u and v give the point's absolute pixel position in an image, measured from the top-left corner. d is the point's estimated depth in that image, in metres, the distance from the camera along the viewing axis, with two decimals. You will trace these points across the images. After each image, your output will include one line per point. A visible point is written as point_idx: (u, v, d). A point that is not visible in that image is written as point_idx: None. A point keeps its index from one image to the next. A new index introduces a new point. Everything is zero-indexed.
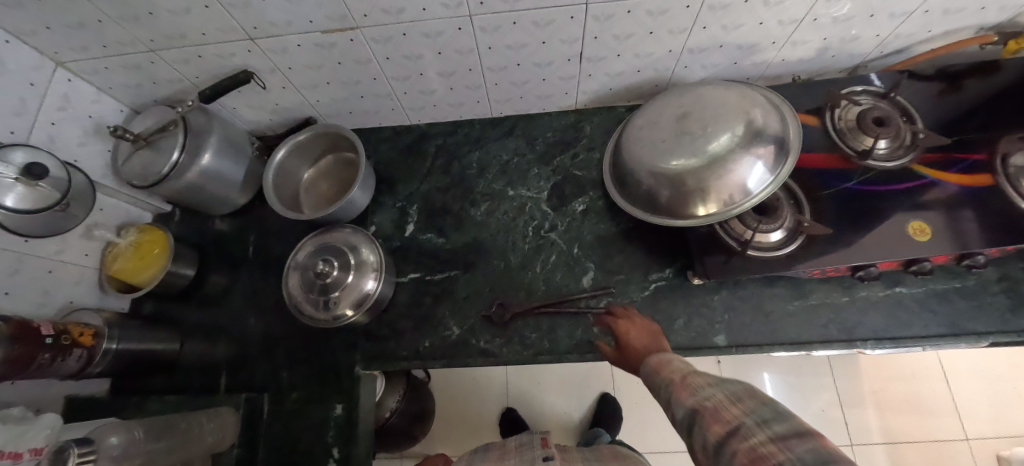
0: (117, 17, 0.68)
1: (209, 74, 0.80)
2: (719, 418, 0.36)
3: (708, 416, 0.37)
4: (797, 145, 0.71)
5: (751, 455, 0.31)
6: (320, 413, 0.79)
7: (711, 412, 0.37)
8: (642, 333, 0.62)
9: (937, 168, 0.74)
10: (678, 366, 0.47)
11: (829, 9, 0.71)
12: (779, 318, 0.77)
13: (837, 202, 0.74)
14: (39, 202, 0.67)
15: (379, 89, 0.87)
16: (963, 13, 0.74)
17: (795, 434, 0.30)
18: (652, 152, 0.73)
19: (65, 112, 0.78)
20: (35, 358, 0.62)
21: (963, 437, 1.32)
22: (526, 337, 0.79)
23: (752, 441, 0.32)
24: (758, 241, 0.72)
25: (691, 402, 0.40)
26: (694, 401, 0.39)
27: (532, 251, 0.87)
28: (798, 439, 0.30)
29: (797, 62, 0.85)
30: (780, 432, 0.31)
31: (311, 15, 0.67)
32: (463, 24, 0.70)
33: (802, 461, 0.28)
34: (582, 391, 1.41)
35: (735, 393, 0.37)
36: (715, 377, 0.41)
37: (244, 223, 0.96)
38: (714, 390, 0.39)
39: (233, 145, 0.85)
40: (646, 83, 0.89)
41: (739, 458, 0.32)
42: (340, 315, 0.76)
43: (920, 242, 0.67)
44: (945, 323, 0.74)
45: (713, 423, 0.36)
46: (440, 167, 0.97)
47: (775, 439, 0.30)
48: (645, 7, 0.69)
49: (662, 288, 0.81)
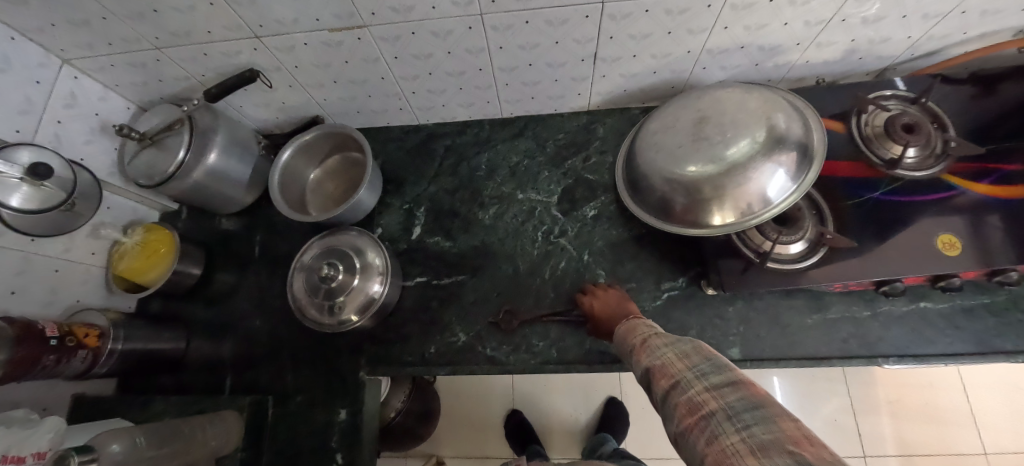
0: (121, 15, 0.66)
1: (214, 72, 0.79)
2: (668, 375, 0.42)
3: (659, 370, 0.43)
4: (821, 153, 0.68)
5: (689, 404, 0.37)
6: (325, 418, 0.78)
7: (660, 369, 0.43)
8: (611, 301, 0.70)
9: (969, 178, 0.70)
10: (643, 330, 0.53)
11: (859, 9, 0.67)
12: (797, 331, 0.74)
13: (861, 213, 0.71)
14: (44, 201, 0.66)
15: (387, 88, 0.85)
16: (1002, 15, 0.69)
17: (726, 385, 0.36)
18: (668, 157, 0.70)
19: (71, 110, 0.77)
20: (39, 360, 0.62)
21: (981, 451, 1.29)
22: (534, 345, 0.78)
23: (690, 392, 0.38)
24: (777, 252, 0.69)
25: (647, 358, 0.47)
26: (650, 361, 0.46)
27: (541, 256, 0.85)
28: (730, 388, 0.36)
29: (821, 64, 0.81)
30: (713, 384, 0.37)
31: (317, 13, 0.65)
32: (474, 23, 0.68)
33: (731, 407, 0.33)
34: (589, 394, 1.39)
35: (684, 350, 0.43)
36: (670, 338, 0.47)
37: (251, 223, 0.95)
38: (666, 350, 0.45)
39: (239, 144, 0.84)
40: (662, 84, 0.86)
41: (681, 408, 0.38)
42: (345, 320, 0.75)
43: (949, 257, 0.63)
44: (972, 340, 0.71)
45: (660, 378, 0.43)
46: (449, 168, 0.95)
47: (709, 389, 0.36)
48: (664, 7, 0.66)
49: (675, 298, 0.78)
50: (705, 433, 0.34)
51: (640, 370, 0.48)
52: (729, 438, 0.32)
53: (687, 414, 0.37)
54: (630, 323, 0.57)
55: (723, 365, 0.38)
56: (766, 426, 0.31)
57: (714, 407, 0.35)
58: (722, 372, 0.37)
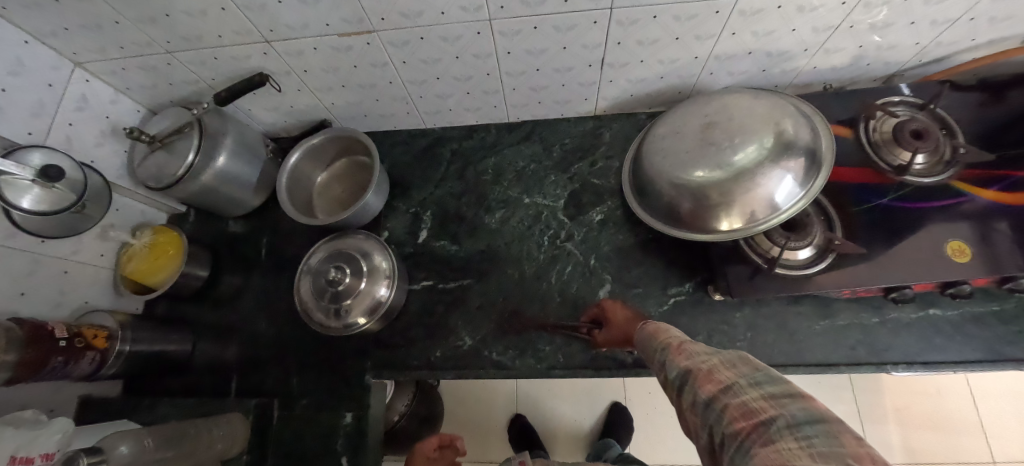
0: (134, 19, 0.67)
1: (224, 76, 0.79)
2: (714, 378, 0.36)
3: (700, 372, 0.38)
4: (829, 159, 0.68)
5: (742, 409, 0.32)
6: (330, 421, 0.78)
7: (703, 371, 0.38)
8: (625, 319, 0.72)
9: (980, 185, 0.70)
10: (671, 333, 0.48)
11: (868, 16, 0.67)
12: (805, 338, 0.74)
13: (870, 219, 0.70)
14: (55, 203, 0.67)
15: (395, 93, 0.85)
16: (1011, 21, 0.69)
17: (788, 395, 0.31)
18: (675, 162, 0.70)
19: (82, 112, 0.78)
20: (48, 361, 0.62)
21: (990, 460, 1.27)
22: (540, 350, 0.78)
23: (743, 397, 0.33)
24: (785, 257, 0.69)
25: (684, 359, 0.41)
26: (686, 361, 0.41)
27: (547, 260, 0.85)
28: (791, 399, 0.31)
29: (829, 70, 0.81)
30: (773, 393, 0.32)
31: (328, 18, 0.66)
32: (482, 28, 0.68)
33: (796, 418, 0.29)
34: (593, 400, 1.39)
35: (730, 357, 0.38)
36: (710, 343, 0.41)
37: (258, 225, 0.96)
38: (710, 354, 0.40)
39: (247, 147, 0.85)
40: (669, 90, 0.86)
41: (731, 413, 0.33)
42: (352, 323, 0.75)
43: (959, 264, 0.63)
44: (983, 348, 0.70)
45: (703, 381, 0.37)
46: (455, 172, 0.95)
47: (768, 397, 0.31)
48: (673, 12, 0.66)
49: (682, 303, 0.78)
50: (764, 440, 0.29)
51: (674, 372, 0.42)
52: (795, 450, 0.27)
53: (737, 418, 0.32)
54: (657, 329, 0.52)
55: (782, 375, 0.33)
56: (828, 438, 0.27)
57: (773, 415, 0.30)
58: (783, 382, 0.32)
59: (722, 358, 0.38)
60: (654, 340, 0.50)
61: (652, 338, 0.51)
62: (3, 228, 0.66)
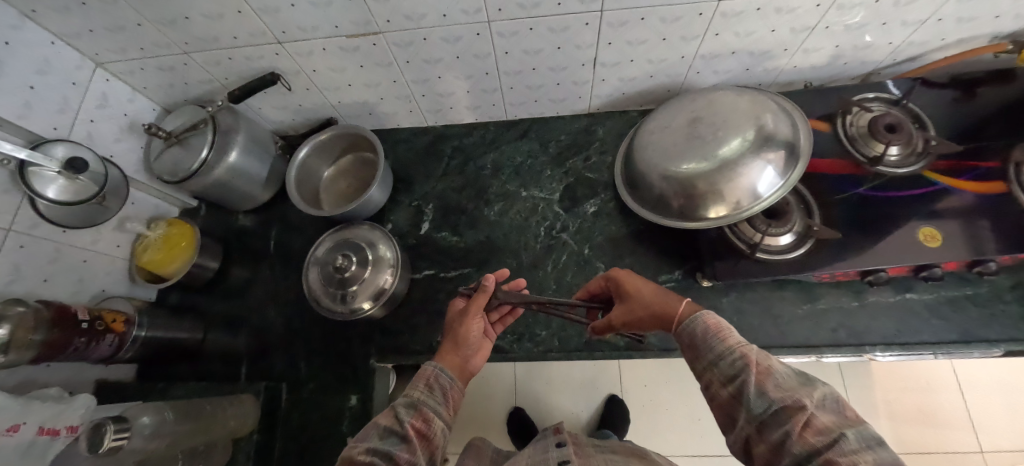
0: (155, 21, 0.72)
1: (237, 75, 0.84)
2: (815, 428, 0.36)
3: (792, 411, 0.37)
4: (808, 151, 0.72)
5: None
6: (336, 403, 0.82)
7: (800, 412, 0.37)
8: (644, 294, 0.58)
9: (949, 175, 0.75)
10: (741, 344, 0.44)
11: (841, 17, 0.72)
12: (788, 321, 0.78)
13: (847, 207, 0.75)
14: (78, 194, 0.71)
15: (399, 92, 0.90)
16: (977, 22, 0.74)
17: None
18: (664, 155, 0.74)
19: (103, 110, 0.82)
20: (72, 342, 0.66)
21: (978, 449, 1.30)
22: (537, 334, 0.81)
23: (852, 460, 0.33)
24: (767, 243, 0.73)
25: (775, 392, 0.39)
26: (772, 390, 0.39)
27: (544, 250, 0.89)
28: None
29: (809, 69, 0.86)
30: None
31: (337, 20, 0.71)
32: (481, 30, 0.73)
33: None
34: (591, 392, 1.42)
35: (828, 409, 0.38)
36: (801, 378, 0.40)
37: (266, 219, 1.00)
38: (804, 386, 0.39)
39: (258, 144, 0.89)
40: (658, 88, 0.91)
41: None
42: (358, 309, 0.79)
43: (931, 248, 0.67)
44: (956, 329, 0.74)
45: (801, 426, 0.36)
46: (456, 167, 1.00)
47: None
48: (659, 14, 0.71)
49: (672, 289, 0.82)
50: None
51: (756, 402, 0.40)
52: None
53: None
54: (715, 329, 0.47)
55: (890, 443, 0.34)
56: None
57: None
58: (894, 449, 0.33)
59: (818, 401, 0.38)
60: (716, 340, 0.46)
61: (713, 338, 0.46)
62: (29, 217, 0.70)
